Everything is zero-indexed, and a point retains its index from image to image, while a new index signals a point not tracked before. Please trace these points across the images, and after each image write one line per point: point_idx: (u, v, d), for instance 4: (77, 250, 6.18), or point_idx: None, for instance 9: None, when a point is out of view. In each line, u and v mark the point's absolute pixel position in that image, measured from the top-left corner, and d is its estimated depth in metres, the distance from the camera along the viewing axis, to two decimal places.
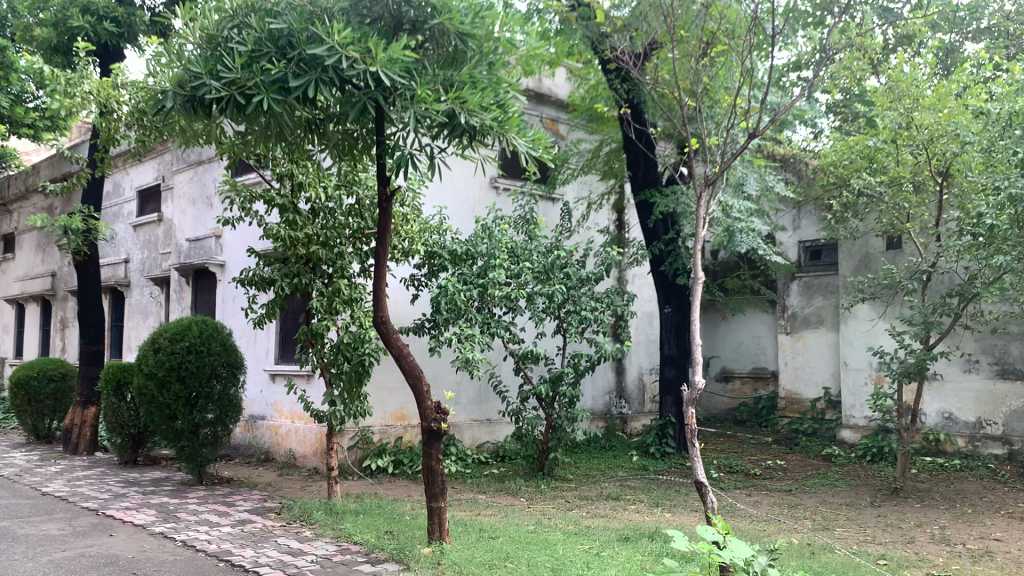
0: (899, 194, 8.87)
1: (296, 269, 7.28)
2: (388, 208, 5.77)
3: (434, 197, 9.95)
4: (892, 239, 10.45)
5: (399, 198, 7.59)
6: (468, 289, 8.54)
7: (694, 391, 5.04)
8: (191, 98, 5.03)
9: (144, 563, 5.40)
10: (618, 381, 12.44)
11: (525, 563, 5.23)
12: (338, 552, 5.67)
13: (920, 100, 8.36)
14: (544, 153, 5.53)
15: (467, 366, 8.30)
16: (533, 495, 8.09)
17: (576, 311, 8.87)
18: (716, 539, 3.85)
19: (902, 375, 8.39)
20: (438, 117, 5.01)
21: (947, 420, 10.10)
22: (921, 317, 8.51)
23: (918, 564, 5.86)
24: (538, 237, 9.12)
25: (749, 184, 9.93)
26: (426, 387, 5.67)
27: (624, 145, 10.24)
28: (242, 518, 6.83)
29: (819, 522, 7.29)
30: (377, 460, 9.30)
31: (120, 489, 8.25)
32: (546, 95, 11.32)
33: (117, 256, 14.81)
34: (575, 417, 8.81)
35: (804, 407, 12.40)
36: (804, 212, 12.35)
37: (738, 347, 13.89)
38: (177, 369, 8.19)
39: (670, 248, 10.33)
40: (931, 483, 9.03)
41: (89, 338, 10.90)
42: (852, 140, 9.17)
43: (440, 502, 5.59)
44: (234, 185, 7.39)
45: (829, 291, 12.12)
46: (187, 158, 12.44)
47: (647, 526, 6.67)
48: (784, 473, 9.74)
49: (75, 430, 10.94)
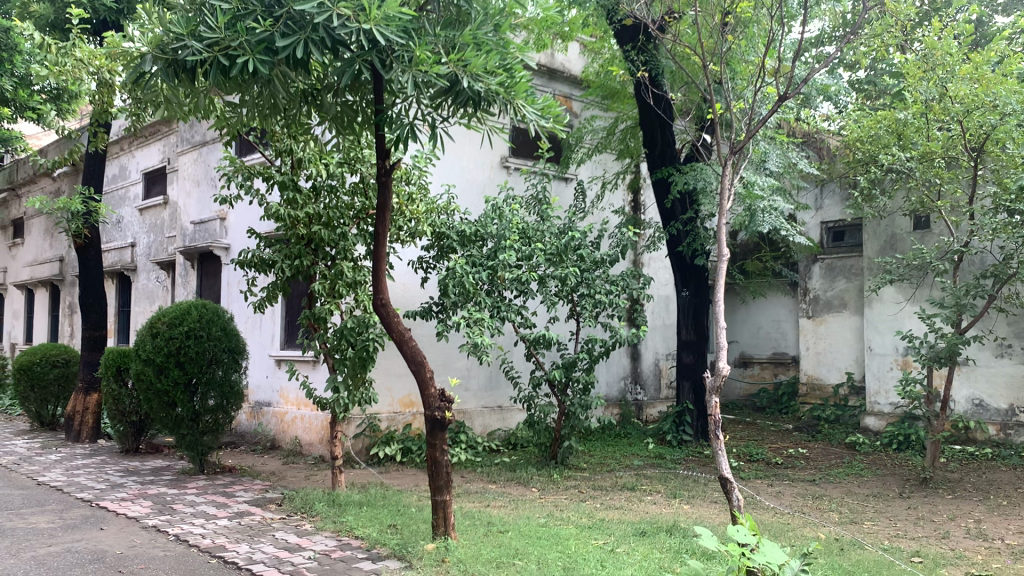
0: (931, 169, 8.47)
1: (297, 251, 6.96)
2: (387, 183, 5.42)
3: (443, 175, 9.61)
4: (921, 219, 10.03)
5: (404, 177, 7.27)
6: (477, 272, 8.20)
7: (717, 379, 4.67)
8: (172, 63, 4.64)
9: (132, 560, 5.11)
10: (633, 367, 12.08)
11: (535, 560, 4.90)
12: (337, 548, 5.35)
13: (955, 70, 7.93)
14: (554, 123, 5.20)
15: (476, 352, 7.94)
16: (545, 486, 7.75)
17: (589, 295, 8.46)
18: (747, 541, 3.59)
19: (933, 360, 7.97)
20: (439, 81, 4.65)
21: (978, 407, 9.68)
22: (953, 299, 8.08)
23: (956, 562, 5.50)
24: (550, 218, 8.73)
25: (771, 160, 9.45)
26: (429, 374, 5.33)
27: (641, 118, 9.77)
28: (240, 510, 6.55)
29: (846, 515, 6.92)
30: (385, 448, 8.97)
31: (118, 478, 7.99)
32: (559, 71, 10.94)
33: (123, 241, 14.53)
34: (589, 405, 8.39)
35: (826, 394, 12.01)
36: (827, 191, 11.95)
37: (758, 332, 13.56)
38: (176, 354, 7.90)
39: (689, 229, 9.92)
40: (961, 473, 8.64)
41: (90, 323, 10.63)
42: (880, 115, 8.76)
43: (446, 495, 5.27)
44: (235, 160, 6.99)
45: (853, 274, 11.71)
46: (192, 138, 12.15)
47: (665, 519, 6.34)
48: (807, 463, 9.35)
49: (77, 417, 10.64)
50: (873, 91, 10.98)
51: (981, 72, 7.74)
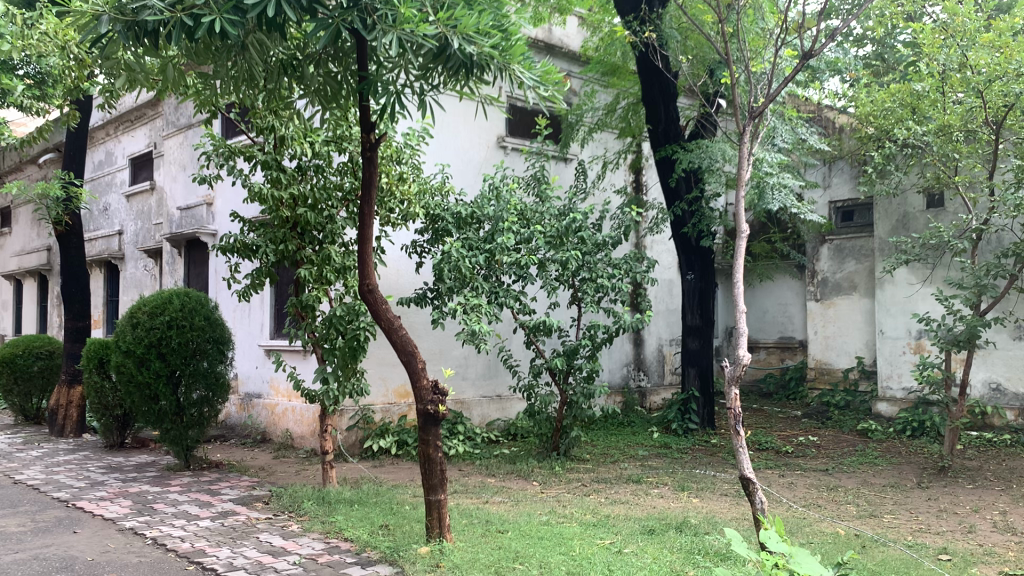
0: (949, 143, 8.13)
1: (281, 235, 6.54)
2: (373, 158, 5.01)
3: (437, 154, 9.24)
4: (935, 197, 9.66)
5: (396, 156, 6.84)
6: (474, 256, 7.79)
7: (737, 369, 4.28)
8: (131, 25, 4.22)
9: (102, 567, 4.74)
10: (636, 353, 11.71)
11: (537, 564, 4.54)
12: (324, 552, 4.99)
13: (976, 37, 7.47)
14: (555, 92, 4.83)
15: (473, 340, 7.58)
16: (547, 479, 7.39)
17: (591, 279, 8.05)
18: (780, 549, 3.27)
19: (951, 343, 7.57)
20: (426, 42, 4.26)
21: (995, 392, 9.35)
22: (973, 279, 7.65)
23: (987, 560, 5.13)
24: (550, 199, 8.31)
25: (780, 136, 9.05)
26: (421, 364, 4.95)
27: (642, 94, 9.35)
28: (225, 510, 6.18)
29: (863, 507, 6.56)
30: (379, 441, 8.59)
31: (98, 476, 7.62)
32: (557, 47, 10.51)
33: (111, 229, 14.10)
34: (592, 393, 7.98)
35: (835, 378, 11.65)
36: (836, 168, 11.58)
37: (763, 316, 13.21)
38: (157, 346, 7.51)
39: (694, 209, 9.50)
40: (981, 461, 8.29)
41: (72, 313, 10.23)
42: (895, 87, 8.38)
43: (440, 495, 4.90)
44: (216, 137, 6.52)
45: (863, 255, 11.31)
46: (178, 120, 11.75)
47: (675, 515, 5.97)
48: (818, 452, 8.98)
49: (60, 411, 10.27)
50: (884, 66, 10.55)
51: (1004, 39, 7.25)
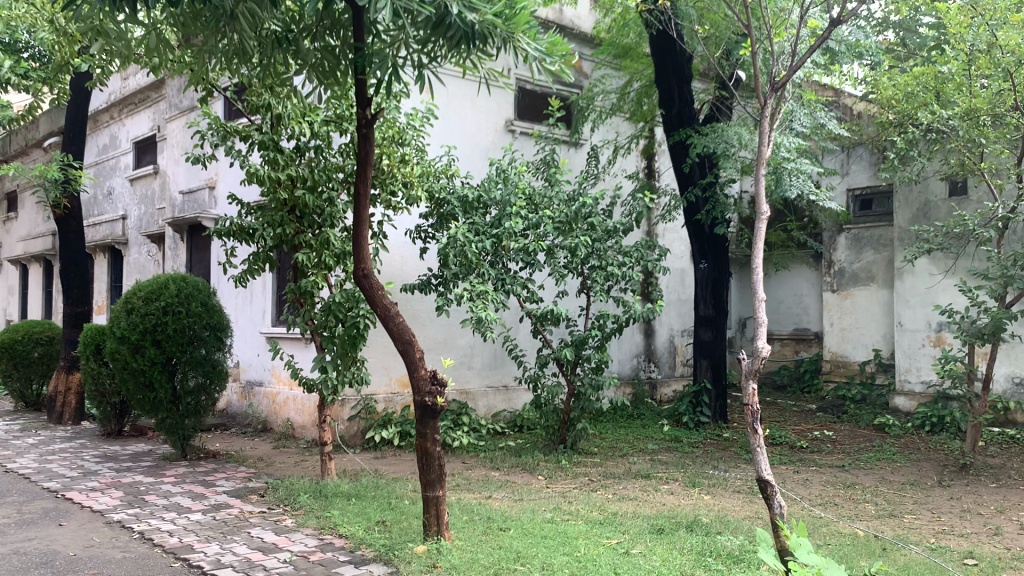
0: (975, 128, 7.78)
1: (279, 218, 6.28)
2: (368, 134, 4.74)
3: (443, 137, 8.98)
4: (958, 185, 9.34)
5: (398, 137, 6.57)
6: (480, 241, 7.50)
7: (755, 362, 4.00)
8: None
9: (83, 564, 4.52)
10: (646, 344, 11.44)
11: (539, 566, 4.29)
12: (317, 549, 4.76)
13: (1007, 16, 7.16)
14: (562, 66, 4.53)
15: (479, 328, 7.29)
16: (552, 473, 7.14)
17: (600, 267, 7.75)
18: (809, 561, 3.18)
19: (975, 337, 7.24)
20: (422, 11, 4.00)
21: (1018, 386, 9.03)
22: (999, 270, 7.34)
23: (1015, 565, 4.84)
24: (559, 183, 8.04)
25: (798, 121, 8.72)
26: (419, 354, 4.70)
27: (656, 76, 9.04)
28: (218, 503, 5.95)
29: (883, 507, 6.28)
30: (382, 431, 8.38)
31: (93, 465, 7.42)
32: (568, 28, 10.19)
33: (115, 213, 13.90)
34: (600, 385, 7.78)
35: (851, 371, 11.34)
36: (855, 155, 11.28)
37: (778, 307, 12.91)
38: (152, 332, 7.29)
39: (708, 195, 9.20)
40: (1004, 458, 8.01)
41: (70, 299, 10.03)
42: (918, 69, 8.06)
43: (438, 491, 4.68)
44: (212, 116, 6.24)
45: (882, 245, 11.00)
46: (181, 103, 11.53)
47: (686, 513, 5.70)
48: (834, 447, 8.70)
49: (59, 398, 10.11)
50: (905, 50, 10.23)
51: None
